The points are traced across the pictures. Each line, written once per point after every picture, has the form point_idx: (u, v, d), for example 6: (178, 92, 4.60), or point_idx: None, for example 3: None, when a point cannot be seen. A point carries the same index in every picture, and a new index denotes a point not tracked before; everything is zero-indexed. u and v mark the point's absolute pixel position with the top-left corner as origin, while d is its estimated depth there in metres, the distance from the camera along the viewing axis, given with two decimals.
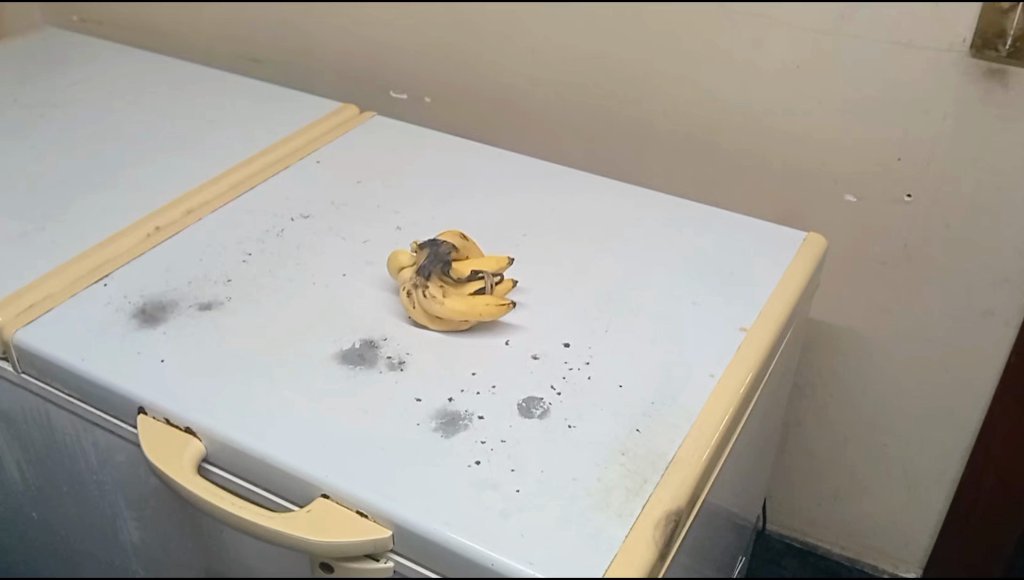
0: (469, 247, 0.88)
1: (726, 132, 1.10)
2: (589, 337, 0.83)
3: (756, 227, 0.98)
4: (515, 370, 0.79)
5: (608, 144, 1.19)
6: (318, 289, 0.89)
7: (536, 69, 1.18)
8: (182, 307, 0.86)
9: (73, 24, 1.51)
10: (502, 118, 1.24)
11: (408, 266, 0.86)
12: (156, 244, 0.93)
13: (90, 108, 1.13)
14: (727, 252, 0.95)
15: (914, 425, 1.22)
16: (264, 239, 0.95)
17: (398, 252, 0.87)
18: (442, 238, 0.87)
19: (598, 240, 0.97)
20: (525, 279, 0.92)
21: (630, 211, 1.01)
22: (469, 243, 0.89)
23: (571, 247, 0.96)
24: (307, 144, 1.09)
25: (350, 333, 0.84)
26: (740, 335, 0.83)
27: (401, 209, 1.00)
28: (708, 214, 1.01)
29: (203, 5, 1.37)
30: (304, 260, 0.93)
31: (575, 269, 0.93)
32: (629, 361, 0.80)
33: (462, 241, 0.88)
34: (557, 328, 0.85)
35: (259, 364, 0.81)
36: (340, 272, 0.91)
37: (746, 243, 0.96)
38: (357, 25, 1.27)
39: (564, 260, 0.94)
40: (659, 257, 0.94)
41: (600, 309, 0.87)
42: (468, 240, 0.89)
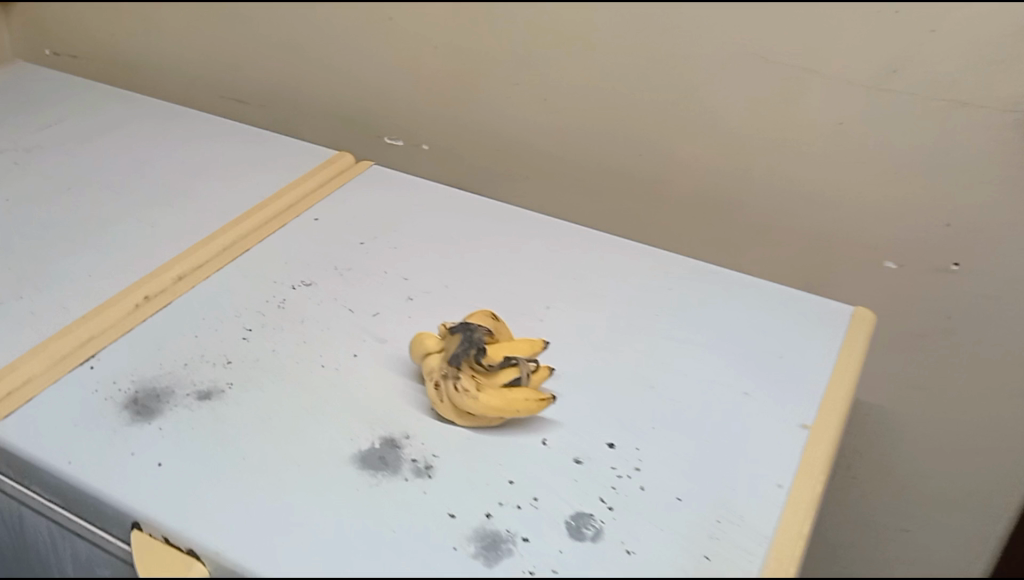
0: (500, 329, 0.79)
1: (753, 192, 1.03)
2: (636, 437, 0.75)
3: (800, 300, 0.90)
4: (559, 478, 0.71)
5: (620, 201, 1.11)
6: (327, 370, 0.79)
7: (547, 119, 1.09)
8: (178, 396, 0.77)
9: (46, 57, 1.42)
10: (506, 171, 1.16)
11: (433, 352, 0.76)
12: (146, 315, 0.84)
13: (64, 155, 1.03)
14: (771, 327, 0.87)
15: (943, 491, 1.17)
16: (265, 309, 0.85)
17: (422, 337, 0.77)
18: (473, 320, 0.78)
19: (629, 312, 0.88)
20: (553, 356, 0.82)
21: (662, 278, 0.92)
22: (500, 324, 0.79)
23: (601, 318, 0.87)
24: (305, 198, 0.99)
25: (368, 428, 0.75)
26: (802, 434, 0.75)
27: (411, 273, 0.90)
28: (745, 283, 0.92)
29: (179, 39, 1.28)
30: (311, 335, 0.82)
31: (608, 346, 0.84)
32: (683, 470, 0.72)
33: (492, 322, 0.78)
34: (599, 425, 0.76)
35: (267, 469, 0.71)
36: (351, 350, 0.81)
37: (791, 317, 0.88)
38: (349, 65, 1.18)
39: (593, 336, 0.85)
40: (700, 334, 0.85)
41: (644, 398, 0.79)
42: (499, 320, 0.79)
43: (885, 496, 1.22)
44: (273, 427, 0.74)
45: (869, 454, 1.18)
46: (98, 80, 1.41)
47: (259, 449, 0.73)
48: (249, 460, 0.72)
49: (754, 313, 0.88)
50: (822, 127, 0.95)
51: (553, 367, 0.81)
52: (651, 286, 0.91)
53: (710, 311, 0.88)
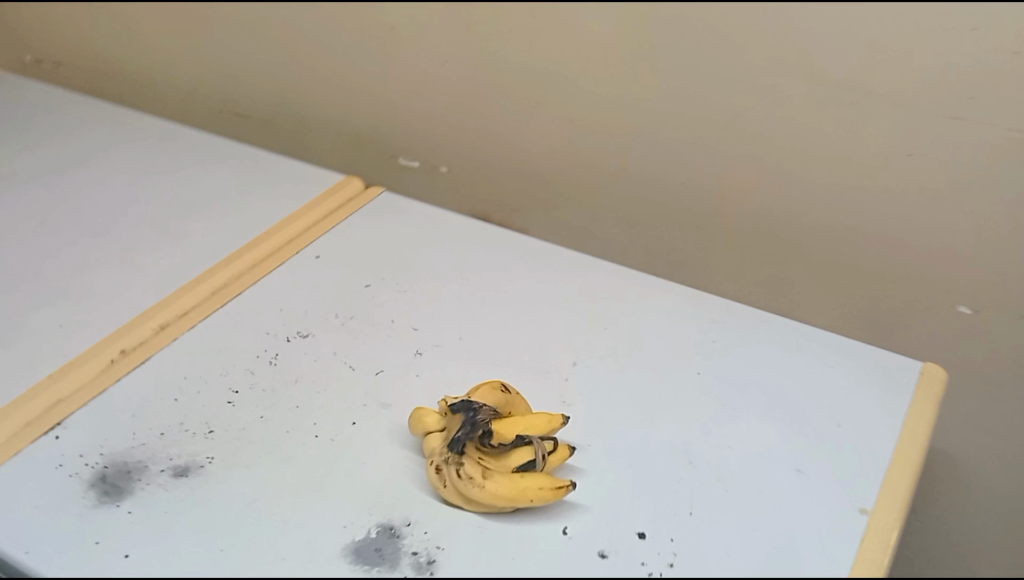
0: (513, 402, 0.69)
1: (817, 208, 0.95)
2: (671, 526, 0.65)
3: (857, 354, 0.80)
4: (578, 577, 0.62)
5: (654, 226, 1.04)
6: (321, 440, 0.70)
7: (569, 144, 1.04)
8: (152, 473, 0.68)
9: (29, 66, 1.35)
10: (527, 198, 1.11)
11: (434, 432, 0.67)
12: (123, 373, 0.75)
13: (43, 190, 0.95)
14: (824, 387, 0.76)
15: (1013, 532, 1.09)
16: (255, 367, 0.76)
17: (422, 413, 0.68)
18: (479, 395, 0.68)
19: (665, 367, 0.78)
20: (579, 420, 0.73)
21: (701, 326, 0.82)
22: (512, 395, 0.70)
23: (633, 374, 0.77)
24: (308, 231, 0.90)
25: (364, 513, 0.66)
26: (862, 521, 0.65)
27: (421, 321, 0.81)
28: (794, 333, 0.82)
29: (178, 55, 1.22)
30: (304, 397, 0.73)
31: (640, 408, 0.74)
32: (724, 566, 0.62)
33: (501, 395, 0.69)
34: (628, 510, 0.66)
35: (244, 565, 0.62)
36: (349, 417, 0.72)
37: (850, 375, 0.78)
38: (357, 84, 1.12)
39: (624, 396, 0.75)
40: (744, 396, 0.75)
41: (681, 475, 0.69)
42: (510, 392, 0.69)
43: (950, 528, 1.13)
44: (257, 511, 0.65)
45: (939, 484, 1.08)
46: (91, 92, 1.33)
47: (238, 540, 0.64)
48: (225, 552, 0.63)
49: (803, 370, 0.78)
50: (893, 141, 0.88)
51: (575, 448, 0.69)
52: (689, 337, 0.81)
53: (756, 368, 0.78)
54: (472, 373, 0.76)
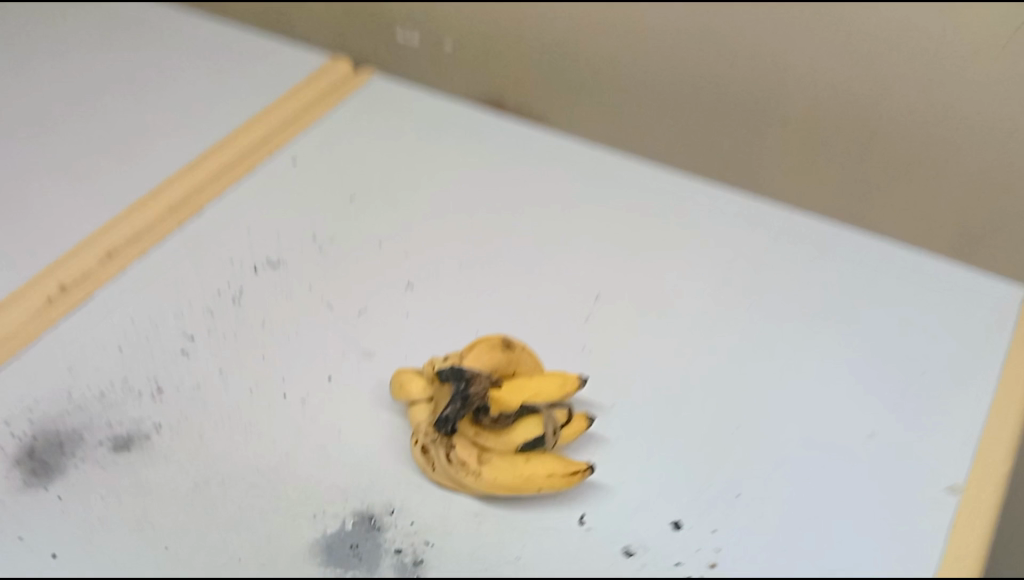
0: (517, 361, 0.56)
1: (896, 99, 0.74)
2: (714, 515, 0.53)
3: (935, 288, 0.67)
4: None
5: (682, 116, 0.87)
6: (289, 401, 0.58)
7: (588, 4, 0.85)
8: (90, 446, 0.56)
9: None
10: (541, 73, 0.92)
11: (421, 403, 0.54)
12: (61, 315, 0.62)
13: None
14: (893, 335, 0.63)
15: None
16: (214, 308, 0.63)
17: (404, 377, 0.55)
18: (474, 356, 0.55)
19: (701, 309, 0.65)
20: (599, 374, 0.60)
21: (744, 257, 0.69)
22: (517, 352, 0.56)
23: (664, 318, 0.64)
24: (281, 128, 0.77)
25: (338, 498, 0.54)
26: (952, 501, 0.53)
27: (412, 246, 0.68)
28: (858, 259, 0.69)
29: None
30: (272, 345, 0.61)
31: (675, 357, 0.61)
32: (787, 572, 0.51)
33: (504, 355, 0.55)
34: (659, 492, 0.54)
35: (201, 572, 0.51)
36: (324, 370, 0.60)
37: (924, 319, 0.65)
38: None
39: (653, 345, 0.62)
40: (797, 346, 0.62)
41: (724, 445, 0.56)
42: (514, 349, 0.56)
43: None
44: (216, 493, 0.54)
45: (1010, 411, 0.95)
46: None
47: (188, 535, 0.52)
48: (179, 553, 0.52)
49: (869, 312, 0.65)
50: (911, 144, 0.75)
51: (589, 424, 0.54)
52: (730, 270, 0.68)
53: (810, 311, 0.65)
54: (473, 314, 0.63)
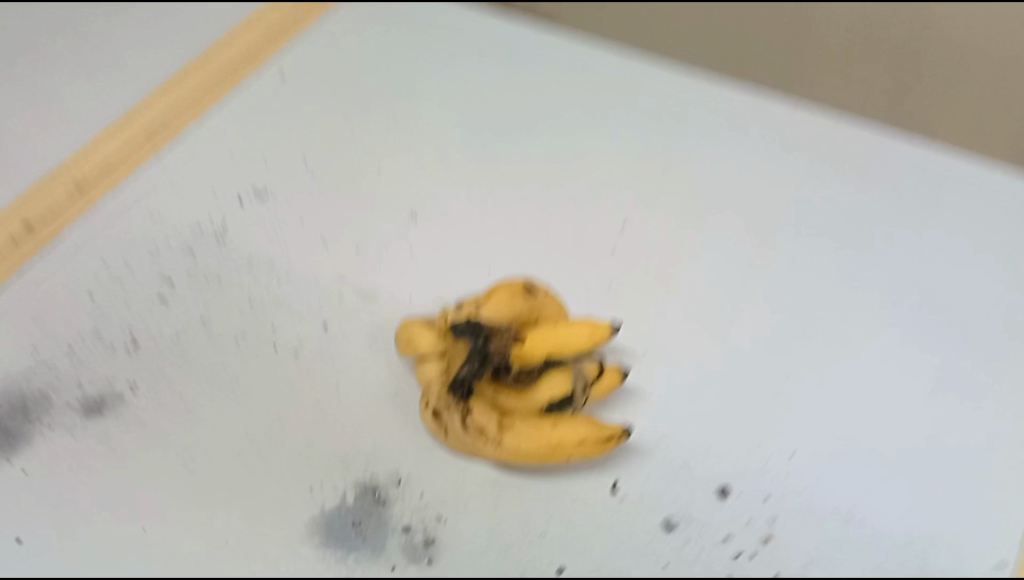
0: (537, 307, 0.48)
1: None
2: (765, 480, 0.47)
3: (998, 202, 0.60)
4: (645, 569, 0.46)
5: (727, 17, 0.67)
6: (280, 355, 0.51)
7: None
8: (57, 413, 0.47)
9: None
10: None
11: (431, 358, 0.47)
12: (29, 256, 0.52)
13: None
14: (955, 264, 0.56)
15: None
16: (194, 246, 0.55)
17: (410, 332, 0.48)
18: (491, 305, 0.47)
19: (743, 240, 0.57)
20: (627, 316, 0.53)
21: (784, 177, 0.61)
22: (539, 298, 0.48)
23: (697, 252, 0.56)
24: (264, 40, 0.68)
25: (337, 467, 0.48)
26: None
27: (410, 175, 0.60)
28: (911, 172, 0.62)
29: None
30: (261, 290, 0.53)
31: (714, 293, 0.54)
32: (850, 547, 0.46)
33: (525, 303, 0.48)
34: (702, 454, 0.48)
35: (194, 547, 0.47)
36: (317, 316, 0.52)
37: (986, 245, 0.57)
38: None
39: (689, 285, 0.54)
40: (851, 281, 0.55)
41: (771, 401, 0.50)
42: (535, 295, 0.48)
43: None
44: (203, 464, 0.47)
45: None
46: None
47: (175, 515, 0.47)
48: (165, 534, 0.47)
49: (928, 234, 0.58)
50: (921, 111, 0.63)
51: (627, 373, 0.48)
52: (765, 194, 0.60)
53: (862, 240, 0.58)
54: (482, 252, 0.56)
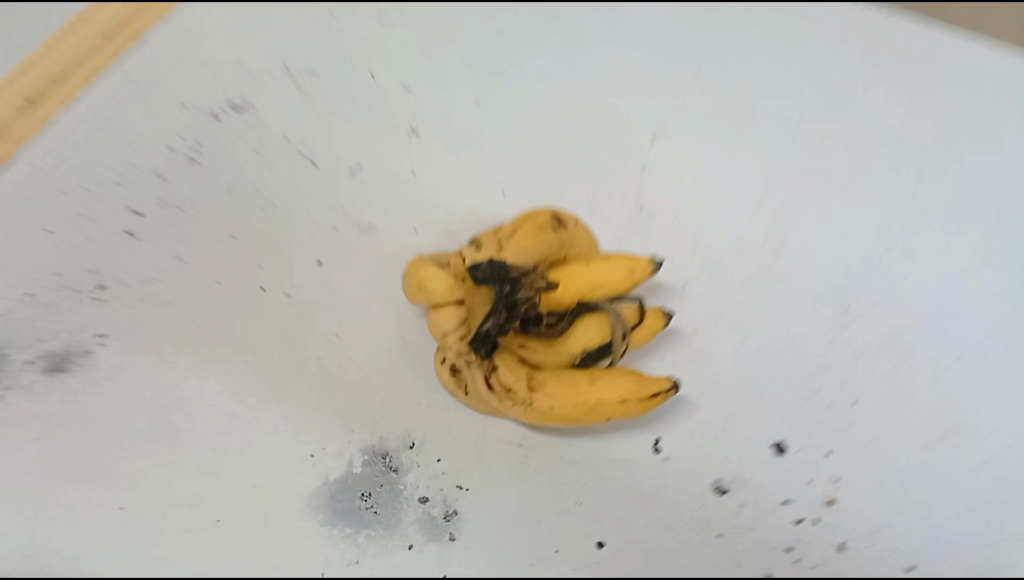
0: (565, 244, 0.42)
1: None
2: (826, 435, 0.42)
3: None
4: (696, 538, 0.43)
5: None
6: (270, 298, 0.44)
7: None
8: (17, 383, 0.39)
9: None
10: None
11: (449, 307, 0.41)
12: None
13: None
14: None
15: None
16: (162, 167, 0.44)
17: (416, 272, 0.41)
18: (515, 241, 0.41)
19: (821, 120, 0.45)
20: (662, 245, 0.46)
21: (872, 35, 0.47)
22: (568, 233, 0.42)
23: (770, 151, 0.45)
24: None
25: (342, 429, 0.43)
26: None
27: (411, 71, 0.49)
28: None
29: None
30: (246, 219, 0.45)
31: (776, 207, 0.44)
32: (912, 511, 0.42)
33: (554, 238, 0.41)
34: (754, 407, 0.43)
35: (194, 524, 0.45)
36: (310, 252, 0.45)
37: None
38: None
39: (742, 195, 0.45)
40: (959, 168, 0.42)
41: (829, 338, 0.43)
42: (564, 229, 0.42)
43: None
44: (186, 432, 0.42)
45: None
46: None
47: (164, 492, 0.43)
48: (158, 515, 0.44)
49: None
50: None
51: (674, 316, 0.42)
52: None
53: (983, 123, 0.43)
54: (491, 168, 0.48)
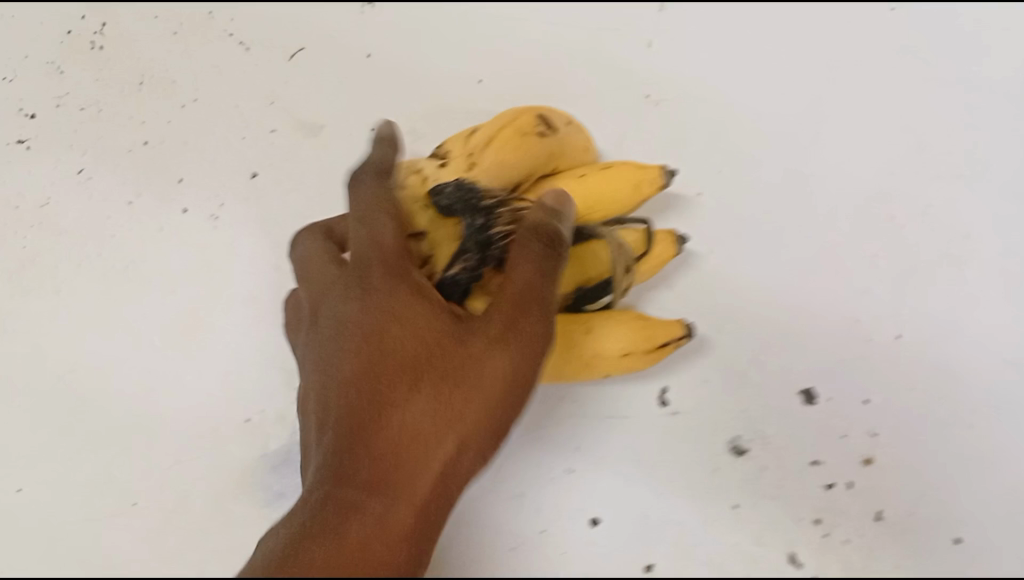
0: (552, 155, 0.33)
1: None
2: (868, 377, 0.35)
3: None
4: (705, 512, 0.36)
5: None
6: (194, 222, 0.36)
7: None
8: None
9: None
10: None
11: None
12: None
13: None
14: None
15: None
16: (56, 57, 0.37)
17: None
18: (489, 153, 0.31)
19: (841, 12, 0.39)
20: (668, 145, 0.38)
21: None
22: (555, 138, 0.33)
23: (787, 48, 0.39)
24: None
25: (283, 387, 0.36)
26: None
27: None
28: None
29: None
30: (161, 119, 0.37)
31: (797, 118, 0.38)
32: (973, 465, 0.35)
33: (537, 149, 0.32)
34: (781, 345, 0.36)
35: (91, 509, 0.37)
36: (244, 161, 0.37)
37: None
38: None
39: (756, 84, 0.39)
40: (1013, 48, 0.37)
41: (872, 259, 0.36)
42: (552, 134, 0.33)
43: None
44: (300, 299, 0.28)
45: None
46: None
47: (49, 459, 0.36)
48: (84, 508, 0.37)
49: None
50: None
51: (687, 241, 0.34)
52: None
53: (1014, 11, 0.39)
54: (462, 48, 0.40)
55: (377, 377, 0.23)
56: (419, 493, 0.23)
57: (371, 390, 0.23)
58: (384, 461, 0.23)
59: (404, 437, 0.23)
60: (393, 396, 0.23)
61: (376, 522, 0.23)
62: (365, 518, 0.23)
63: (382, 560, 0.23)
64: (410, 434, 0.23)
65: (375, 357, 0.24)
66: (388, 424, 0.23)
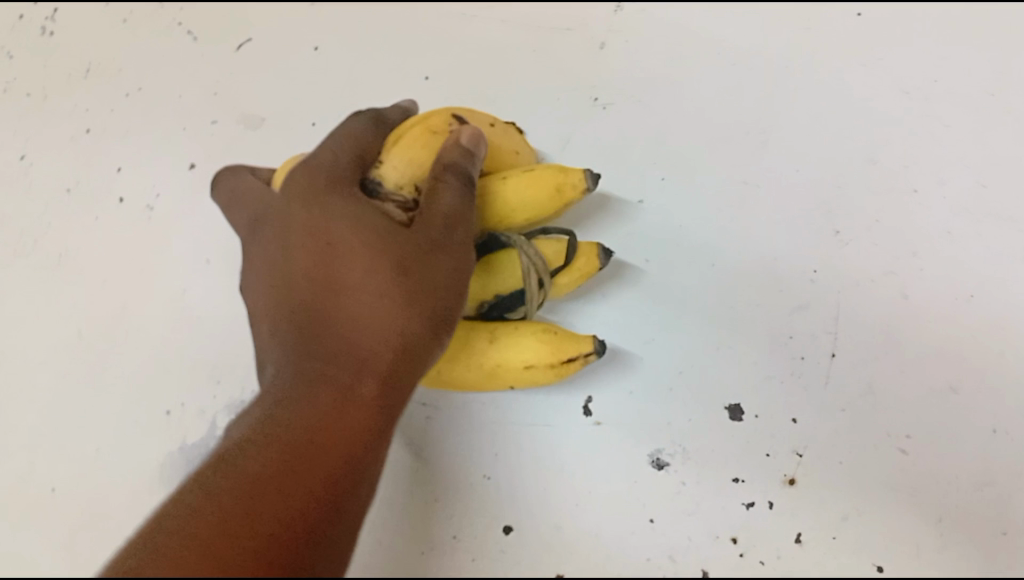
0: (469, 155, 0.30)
1: None
2: (797, 395, 0.34)
3: None
4: (624, 533, 0.33)
5: None
6: (125, 211, 0.37)
7: None
8: None
9: None
10: None
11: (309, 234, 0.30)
12: None
13: None
14: None
15: None
16: (18, 47, 0.40)
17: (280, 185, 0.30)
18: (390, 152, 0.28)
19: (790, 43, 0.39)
20: (604, 150, 0.37)
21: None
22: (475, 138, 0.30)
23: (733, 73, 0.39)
24: None
25: (192, 376, 0.34)
26: None
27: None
28: None
29: None
30: (104, 108, 0.39)
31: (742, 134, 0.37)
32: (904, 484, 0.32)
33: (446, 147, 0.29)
34: (708, 358, 0.34)
35: None
36: (180, 155, 0.38)
37: None
38: None
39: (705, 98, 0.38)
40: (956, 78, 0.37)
41: (811, 275, 0.35)
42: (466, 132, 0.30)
43: None
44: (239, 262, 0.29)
45: None
46: None
47: None
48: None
49: None
50: None
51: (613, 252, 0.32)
52: None
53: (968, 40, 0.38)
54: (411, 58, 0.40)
55: (336, 267, 0.25)
56: (384, 367, 0.24)
57: (329, 283, 0.25)
58: (349, 341, 0.24)
59: (363, 317, 0.24)
60: (351, 280, 0.25)
61: (342, 392, 0.23)
62: (334, 388, 0.23)
63: (354, 424, 0.23)
64: (368, 314, 0.24)
65: (331, 250, 0.25)
66: (347, 305, 0.24)
